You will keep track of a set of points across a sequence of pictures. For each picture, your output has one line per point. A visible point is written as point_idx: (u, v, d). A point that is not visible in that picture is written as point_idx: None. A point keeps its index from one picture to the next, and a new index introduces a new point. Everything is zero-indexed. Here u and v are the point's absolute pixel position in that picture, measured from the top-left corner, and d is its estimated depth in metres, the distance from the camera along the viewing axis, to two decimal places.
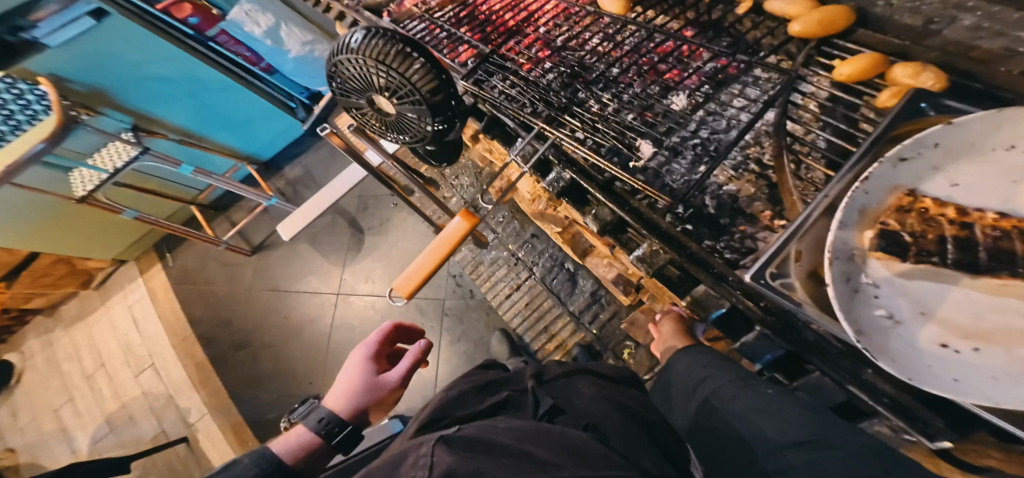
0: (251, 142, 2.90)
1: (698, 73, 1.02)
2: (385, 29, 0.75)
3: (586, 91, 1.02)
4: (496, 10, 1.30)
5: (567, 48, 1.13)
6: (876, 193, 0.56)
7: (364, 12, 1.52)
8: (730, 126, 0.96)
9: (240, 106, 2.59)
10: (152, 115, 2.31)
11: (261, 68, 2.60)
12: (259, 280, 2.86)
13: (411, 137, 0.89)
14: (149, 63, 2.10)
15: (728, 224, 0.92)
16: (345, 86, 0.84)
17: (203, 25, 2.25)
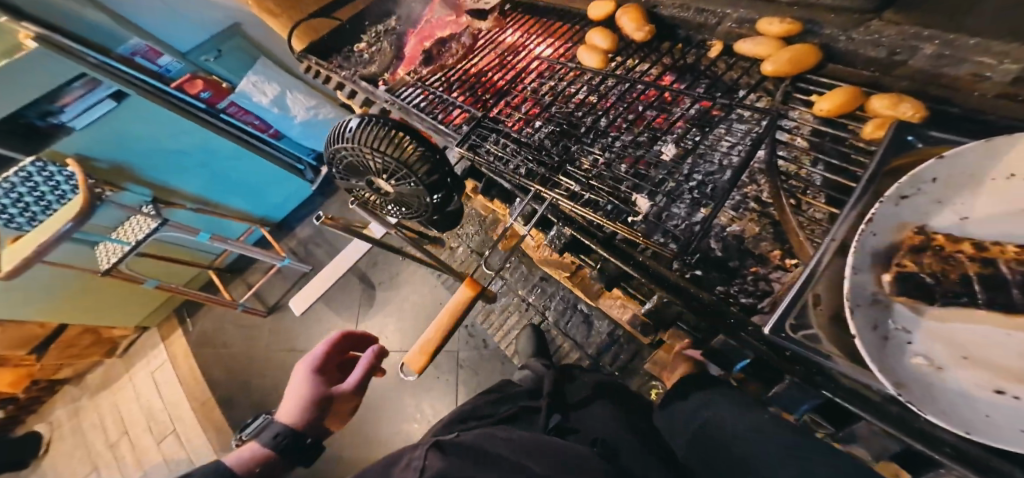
0: (262, 204, 2.98)
1: (683, 116, 1.03)
2: (385, 118, 0.82)
3: (577, 145, 1.05)
4: (484, 73, 1.36)
5: (554, 103, 1.17)
6: (884, 233, 0.52)
7: (361, 82, 1.57)
8: (723, 167, 0.96)
9: (252, 173, 2.70)
10: (169, 186, 2.41)
11: (270, 134, 2.76)
12: (276, 341, 2.87)
13: (413, 213, 0.92)
14: (166, 138, 2.21)
15: (739, 267, 0.91)
16: (345, 171, 0.89)
17: (214, 98, 2.37)
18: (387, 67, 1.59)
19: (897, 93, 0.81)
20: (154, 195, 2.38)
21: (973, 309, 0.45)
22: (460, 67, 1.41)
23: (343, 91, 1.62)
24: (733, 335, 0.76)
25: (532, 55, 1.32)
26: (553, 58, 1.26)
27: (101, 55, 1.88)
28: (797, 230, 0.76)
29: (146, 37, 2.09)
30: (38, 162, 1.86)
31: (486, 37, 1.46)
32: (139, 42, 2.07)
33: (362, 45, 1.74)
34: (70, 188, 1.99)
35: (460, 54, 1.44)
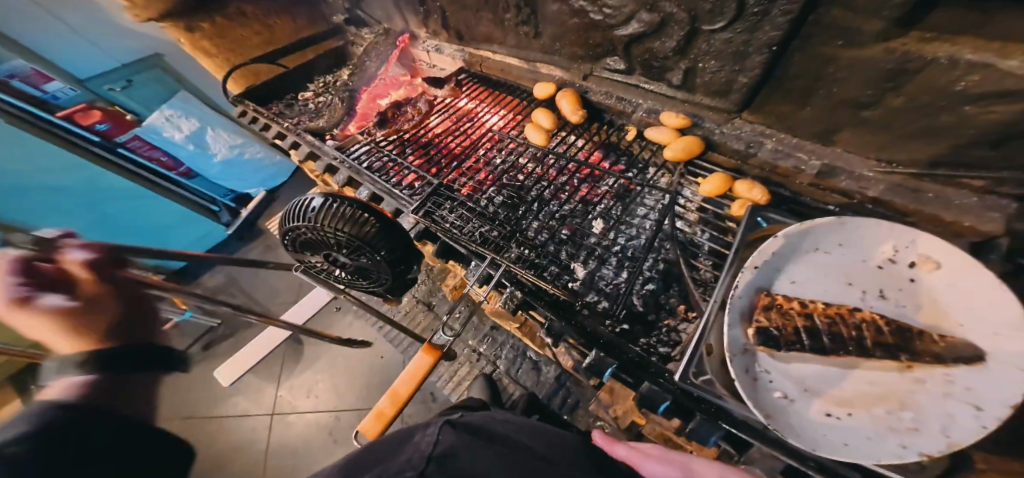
0: (164, 250, 2.52)
1: (607, 189, 1.20)
2: (340, 197, 0.86)
3: (527, 215, 1.19)
4: (440, 135, 1.45)
5: (505, 171, 1.30)
6: (747, 295, 0.66)
7: (306, 135, 1.54)
8: (640, 233, 1.13)
9: (153, 215, 2.32)
10: (34, 227, 1.94)
11: (179, 172, 2.41)
12: (165, 410, 2.35)
13: (374, 282, 0.97)
14: (38, 172, 1.80)
15: (655, 320, 1.06)
16: (302, 247, 0.92)
17: (112, 131, 2.05)
18: (337, 123, 1.61)
19: (752, 179, 1.01)
20: None
21: (803, 352, 0.60)
22: (413, 130, 1.50)
23: (285, 141, 1.57)
24: (655, 382, 0.87)
25: (485, 125, 1.44)
26: (504, 128, 1.40)
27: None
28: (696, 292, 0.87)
29: (32, 59, 1.76)
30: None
31: (442, 102, 1.57)
32: (23, 64, 1.72)
33: (308, 93, 1.86)
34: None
35: (418, 117, 1.52)
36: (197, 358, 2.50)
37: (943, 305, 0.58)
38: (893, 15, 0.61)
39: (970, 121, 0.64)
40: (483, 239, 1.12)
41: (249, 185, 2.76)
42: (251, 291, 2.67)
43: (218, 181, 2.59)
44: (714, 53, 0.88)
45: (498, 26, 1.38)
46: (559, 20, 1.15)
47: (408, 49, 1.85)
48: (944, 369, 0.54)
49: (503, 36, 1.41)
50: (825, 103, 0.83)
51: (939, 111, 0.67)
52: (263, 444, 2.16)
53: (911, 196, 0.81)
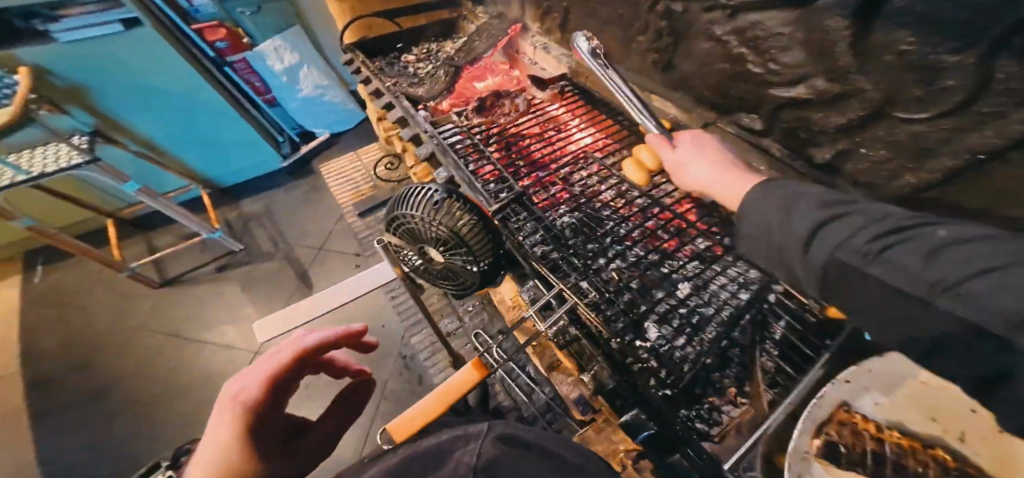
0: (220, 167, 2.74)
1: (692, 249, 1.19)
2: (459, 193, 0.85)
3: (596, 245, 1.22)
4: (526, 142, 1.53)
5: (583, 196, 1.34)
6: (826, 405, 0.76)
7: (401, 99, 1.71)
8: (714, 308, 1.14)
9: (228, 132, 2.59)
10: (124, 123, 2.28)
11: (265, 98, 2.84)
12: (156, 320, 2.34)
13: (456, 283, 0.95)
14: (153, 74, 2.14)
15: (701, 394, 1.14)
16: (401, 234, 0.92)
17: (227, 50, 2.46)
18: (435, 95, 1.81)
19: None
20: (101, 125, 2.23)
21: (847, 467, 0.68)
22: (506, 126, 1.59)
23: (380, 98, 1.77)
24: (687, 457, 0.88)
25: (573, 140, 1.49)
26: (590, 148, 1.45)
27: None
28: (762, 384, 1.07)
29: None
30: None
31: (539, 104, 1.65)
32: None
33: (411, 57, 2.12)
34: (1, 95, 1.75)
35: (514, 112, 1.62)
36: (206, 276, 2.51)
37: None
38: None
39: None
40: (551, 261, 1.15)
41: (318, 124, 3.10)
42: (280, 227, 2.71)
43: (293, 115, 2.98)
44: (888, 141, 0.74)
45: (623, 46, 1.32)
46: (704, 61, 1.01)
47: (515, 38, 1.99)
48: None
49: (622, 57, 1.36)
50: None
51: None
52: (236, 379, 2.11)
53: None
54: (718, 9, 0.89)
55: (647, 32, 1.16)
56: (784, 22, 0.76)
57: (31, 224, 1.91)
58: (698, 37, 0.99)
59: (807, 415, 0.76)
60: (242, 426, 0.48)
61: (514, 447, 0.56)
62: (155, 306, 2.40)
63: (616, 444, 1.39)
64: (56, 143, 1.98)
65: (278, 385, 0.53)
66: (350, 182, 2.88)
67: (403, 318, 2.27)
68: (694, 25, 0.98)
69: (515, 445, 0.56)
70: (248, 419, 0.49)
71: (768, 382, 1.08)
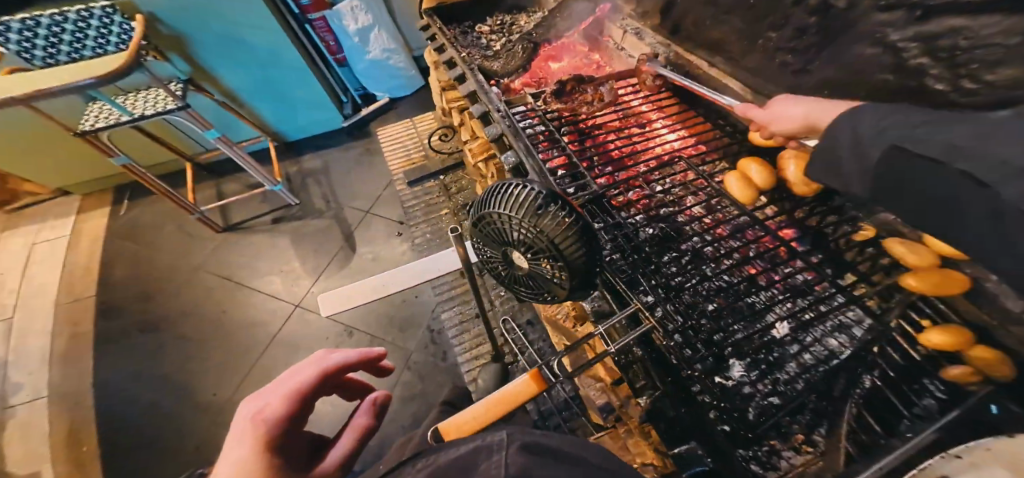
0: (288, 122, 2.83)
1: (785, 279, 1.07)
2: (562, 200, 0.78)
3: (674, 262, 1.11)
4: (605, 134, 1.42)
5: (665, 206, 1.23)
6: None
7: (476, 72, 1.64)
8: (801, 350, 1.01)
9: (300, 89, 2.65)
10: (213, 73, 2.38)
11: (337, 58, 2.89)
12: (214, 262, 2.48)
13: (534, 291, 0.90)
14: (241, 28, 2.20)
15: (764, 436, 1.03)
16: (486, 232, 0.87)
17: (310, 8, 2.52)
18: (509, 72, 1.72)
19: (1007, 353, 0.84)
20: (193, 74, 2.35)
21: None
22: (585, 116, 1.46)
23: (454, 71, 1.70)
24: None
25: (658, 139, 1.37)
26: (680, 151, 1.32)
27: None
28: (842, 436, 0.89)
29: None
30: (107, 9, 1.93)
31: (623, 96, 1.50)
32: None
33: (485, 28, 2.02)
34: (120, 41, 1.98)
35: (597, 102, 1.45)
36: (261, 226, 2.61)
37: None
38: None
39: None
40: (623, 271, 1.07)
41: (379, 87, 3.12)
42: (333, 187, 2.76)
43: (359, 76, 3.01)
44: None
45: (743, 41, 1.17)
46: (857, 70, 0.88)
47: (601, 19, 1.84)
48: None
49: (734, 50, 1.22)
50: None
51: None
52: (280, 327, 2.20)
53: None
54: (902, 9, 0.74)
55: (784, 28, 1.02)
56: (1006, 30, 0.60)
57: (126, 163, 2.05)
58: (859, 39, 0.85)
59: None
60: (264, 450, 0.36)
61: (546, 459, 0.44)
62: (216, 249, 2.54)
63: (632, 455, 1.38)
64: (157, 90, 2.17)
65: (300, 401, 0.42)
66: (402, 149, 2.86)
67: (438, 293, 2.26)
68: (857, 25, 0.84)
69: (539, 456, 0.44)
70: (271, 446, 0.37)
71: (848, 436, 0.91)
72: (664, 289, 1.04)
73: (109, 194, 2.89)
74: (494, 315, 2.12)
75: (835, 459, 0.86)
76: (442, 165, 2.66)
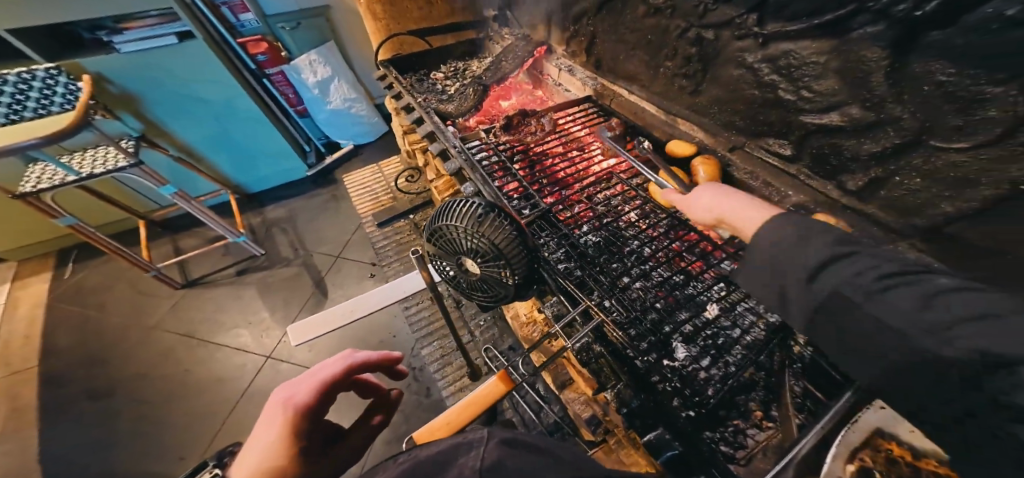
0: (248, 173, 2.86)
1: (719, 269, 1.17)
2: (498, 209, 0.86)
3: (619, 263, 1.21)
4: (551, 158, 1.54)
5: (607, 216, 1.34)
6: (860, 431, 0.73)
7: (432, 114, 1.76)
8: (740, 331, 1.09)
9: (261, 140, 2.73)
10: (166, 128, 2.40)
11: (297, 109, 3.00)
12: (174, 320, 2.38)
13: (488, 296, 0.96)
14: (197, 84, 2.29)
15: (725, 416, 1.10)
16: (440, 245, 0.95)
17: (266, 62, 2.63)
18: (462, 111, 1.86)
19: None
20: (145, 131, 2.35)
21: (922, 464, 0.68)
22: (532, 145, 1.58)
23: (411, 113, 1.80)
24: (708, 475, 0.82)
25: (597, 161, 1.51)
26: (615, 170, 1.47)
27: None
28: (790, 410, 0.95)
29: None
30: (52, 70, 1.92)
31: (563, 124, 1.65)
32: None
33: (439, 75, 2.20)
34: (65, 101, 1.94)
35: (540, 131, 1.60)
36: (225, 279, 2.56)
37: None
38: None
39: None
40: (575, 276, 1.16)
41: (342, 135, 3.24)
42: (300, 233, 2.77)
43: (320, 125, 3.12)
44: (926, 171, 0.74)
45: (651, 71, 1.37)
46: (733, 87, 1.05)
47: (540, 60, 2.05)
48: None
49: (648, 80, 1.41)
50: None
51: None
52: (246, 383, 2.09)
53: None
54: (749, 38, 0.93)
55: (676, 57, 1.22)
56: (817, 51, 0.80)
57: (73, 223, 2.00)
58: (727, 63, 1.03)
59: (838, 441, 0.72)
60: (289, 433, 0.54)
61: (518, 451, 0.51)
62: (176, 306, 2.45)
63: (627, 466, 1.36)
64: (106, 148, 2.19)
65: (322, 396, 0.58)
66: (369, 193, 2.95)
67: (415, 329, 2.25)
68: (724, 51, 1.02)
69: (520, 449, 0.52)
70: (295, 426, 0.55)
71: (797, 408, 1.03)
72: (610, 287, 1.12)
73: (54, 258, 2.77)
74: (476, 346, 2.11)
75: (788, 429, 0.95)
76: (410, 204, 2.75)
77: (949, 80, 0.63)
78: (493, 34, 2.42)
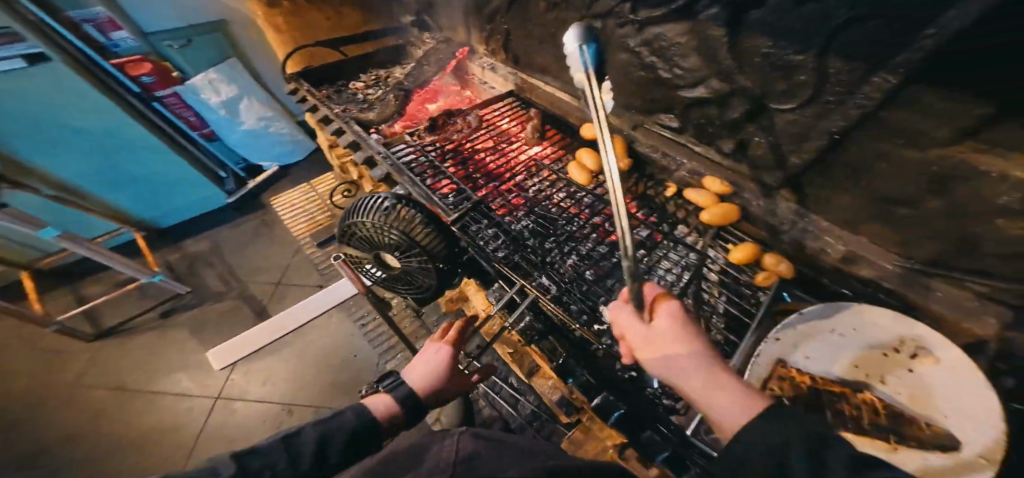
0: (153, 208, 2.61)
1: (636, 236, 1.17)
2: (396, 202, 1.15)
3: (553, 243, 1.24)
4: (479, 152, 1.56)
5: (537, 200, 1.37)
6: (765, 363, 0.81)
7: (351, 124, 1.72)
8: (660, 285, 1.07)
9: (163, 170, 2.50)
10: (33, 166, 2.12)
11: (202, 133, 2.75)
12: (94, 375, 2.14)
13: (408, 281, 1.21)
14: (70, 116, 2.05)
15: (663, 372, 1.06)
16: (358, 241, 1.20)
17: (154, 84, 2.39)
18: (386, 118, 1.84)
19: (779, 253, 1.02)
20: (7, 171, 2.06)
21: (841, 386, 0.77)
22: (461, 142, 1.60)
23: (330, 125, 1.75)
24: (656, 432, 0.93)
25: (523, 151, 1.54)
26: (540, 156, 1.51)
27: (40, 13, 1.85)
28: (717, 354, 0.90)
29: (109, 8, 2.12)
30: None
31: (490, 119, 1.68)
32: (101, 12, 2.09)
33: (359, 84, 2.15)
34: None
35: (467, 128, 1.63)
36: (151, 322, 2.34)
37: (936, 395, 0.69)
38: (963, 124, 0.59)
39: (995, 238, 0.68)
40: (511, 260, 1.17)
41: (262, 157, 3.04)
42: (235, 263, 2.59)
43: (235, 148, 2.90)
44: (774, 130, 0.87)
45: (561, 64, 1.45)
46: (625, 71, 1.14)
47: (464, 61, 2.05)
48: (919, 456, 0.65)
49: (561, 72, 1.49)
50: (867, 194, 0.83)
51: (976, 220, 0.68)
52: (197, 429, 1.94)
53: (922, 292, 0.84)
54: (628, 25, 1.03)
55: None
56: (679, 32, 0.90)
57: None
58: (616, 49, 1.12)
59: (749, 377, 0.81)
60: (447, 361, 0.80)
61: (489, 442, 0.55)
62: (93, 360, 2.20)
63: (604, 442, 1.37)
64: None
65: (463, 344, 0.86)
66: (304, 214, 2.82)
67: (376, 345, 2.18)
68: (611, 39, 1.11)
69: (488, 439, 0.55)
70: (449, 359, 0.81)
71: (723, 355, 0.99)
72: (538, 266, 1.15)
73: None
74: None
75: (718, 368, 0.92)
76: None
77: (771, 51, 0.76)
78: (414, 39, 2.40)
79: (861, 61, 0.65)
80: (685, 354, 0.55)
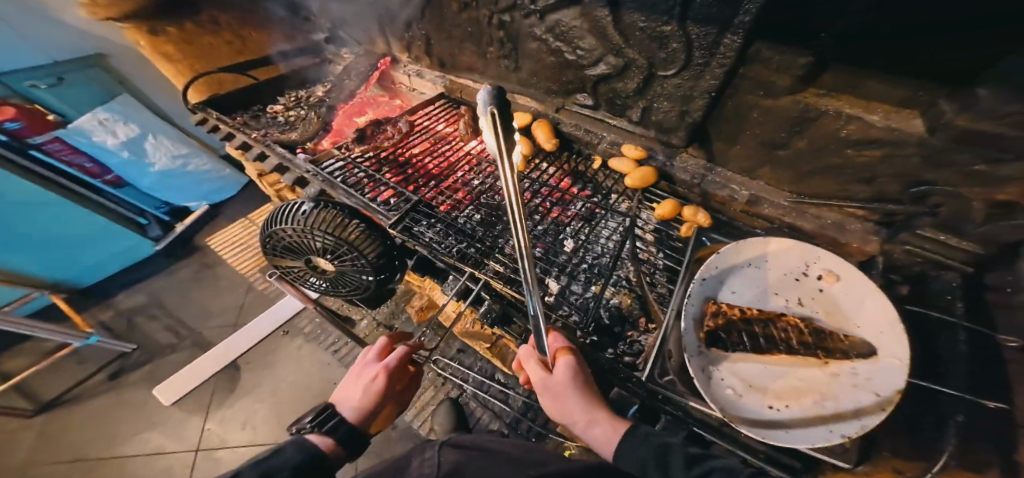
0: (67, 267, 2.37)
1: (576, 211, 1.22)
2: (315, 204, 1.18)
3: (501, 227, 1.29)
4: (417, 156, 1.58)
5: (483, 193, 1.42)
6: (697, 303, 0.79)
7: (274, 147, 1.67)
8: (604, 253, 1.15)
9: (65, 224, 2.28)
10: None
11: (106, 180, 2.44)
12: (37, 456, 1.93)
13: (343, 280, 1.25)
14: None
15: (621, 332, 1.17)
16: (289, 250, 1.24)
17: (24, 130, 2.04)
18: (311, 136, 1.80)
19: (696, 205, 1.13)
20: None
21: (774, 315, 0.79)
22: (395, 148, 1.61)
23: (250, 151, 1.68)
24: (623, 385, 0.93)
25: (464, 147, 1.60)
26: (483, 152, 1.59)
27: None
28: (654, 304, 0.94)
29: None
30: None
31: (420, 123, 1.71)
32: None
33: (278, 107, 2.08)
34: None
35: (398, 134, 1.64)
36: (96, 388, 2.14)
37: (844, 309, 0.76)
38: (798, 74, 0.77)
39: (853, 162, 0.83)
40: (461, 252, 1.21)
41: (187, 197, 2.83)
42: (183, 310, 2.43)
43: (151, 193, 2.66)
44: (670, 95, 0.99)
45: (483, 61, 1.50)
46: (537, 58, 1.22)
47: (388, 71, 2.04)
48: (850, 364, 0.69)
49: (484, 68, 1.53)
50: (753, 142, 0.98)
51: (833, 153, 0.85)
52: None
53: (813, 220, 0.99)
54: (531, 15, 1.10)
55: (493, 43, 1.35)
56: (575, 17, 0.99)
57: None
58: (526, 39, 1.20)
59: (687, 317, 0.77)
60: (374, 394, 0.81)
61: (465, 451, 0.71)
62: (32, 440, 1.98)
63: None
64: None
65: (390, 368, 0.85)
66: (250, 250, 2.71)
67: None
68: (521, 30, 1.19)
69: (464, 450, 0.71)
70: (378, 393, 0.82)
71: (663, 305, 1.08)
72: (485, 253, 1.19)
73: None
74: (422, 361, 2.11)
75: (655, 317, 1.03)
76: None
77: (646, 24, 0.87)
78: (332, 55, 2.36)
79: (715, 25, 0.77)
80: (575, 405, 0.72)
